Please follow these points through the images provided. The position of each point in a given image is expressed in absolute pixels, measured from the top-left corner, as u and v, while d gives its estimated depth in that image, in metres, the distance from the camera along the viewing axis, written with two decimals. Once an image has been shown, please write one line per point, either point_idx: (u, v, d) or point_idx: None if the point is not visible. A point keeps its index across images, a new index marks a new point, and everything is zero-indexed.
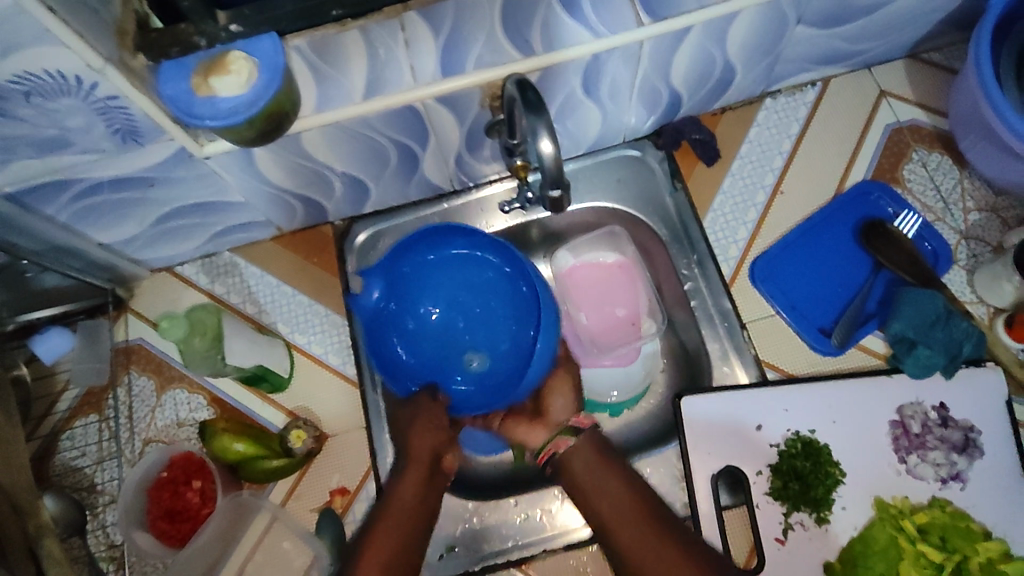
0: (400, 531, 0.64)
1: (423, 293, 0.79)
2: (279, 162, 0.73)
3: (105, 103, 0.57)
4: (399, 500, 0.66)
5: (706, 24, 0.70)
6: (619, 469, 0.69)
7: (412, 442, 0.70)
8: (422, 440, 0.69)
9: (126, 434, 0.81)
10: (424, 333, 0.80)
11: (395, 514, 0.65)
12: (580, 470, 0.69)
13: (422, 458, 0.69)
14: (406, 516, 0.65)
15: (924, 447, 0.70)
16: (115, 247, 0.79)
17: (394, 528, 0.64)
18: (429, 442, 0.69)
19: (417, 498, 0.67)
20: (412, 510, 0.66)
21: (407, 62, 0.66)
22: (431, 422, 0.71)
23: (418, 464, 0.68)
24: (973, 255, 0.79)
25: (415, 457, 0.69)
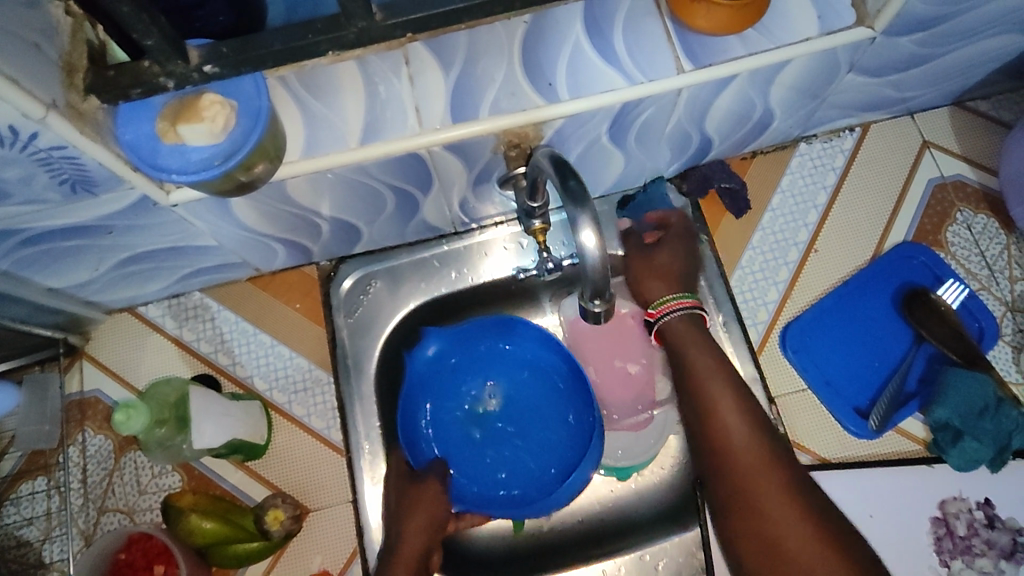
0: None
1: (470, 377, 0.77)
2: (260, 208, 0.64)
3: (49, 154, 0.47)
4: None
5: (752, 72, 0.61)
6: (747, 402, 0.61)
7: (406, 525, 0.65)
8: (419, 521, 0.66)
9: (77, 501, 0.72)
10: (450, 419, 0.76)
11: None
12: (690, 348, 0.64)
13: (417, 540, 0.65)
14: None
15: (970, 551, 0.65)
16: (66, 292, 0.69)
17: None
18: (411, 542, 0.64)
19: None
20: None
21: (411, 101, 0.59)
22: (431, 502, 0.67)
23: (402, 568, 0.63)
24: (1019, 330, 0.73)
25: (399, 559, 0.63)
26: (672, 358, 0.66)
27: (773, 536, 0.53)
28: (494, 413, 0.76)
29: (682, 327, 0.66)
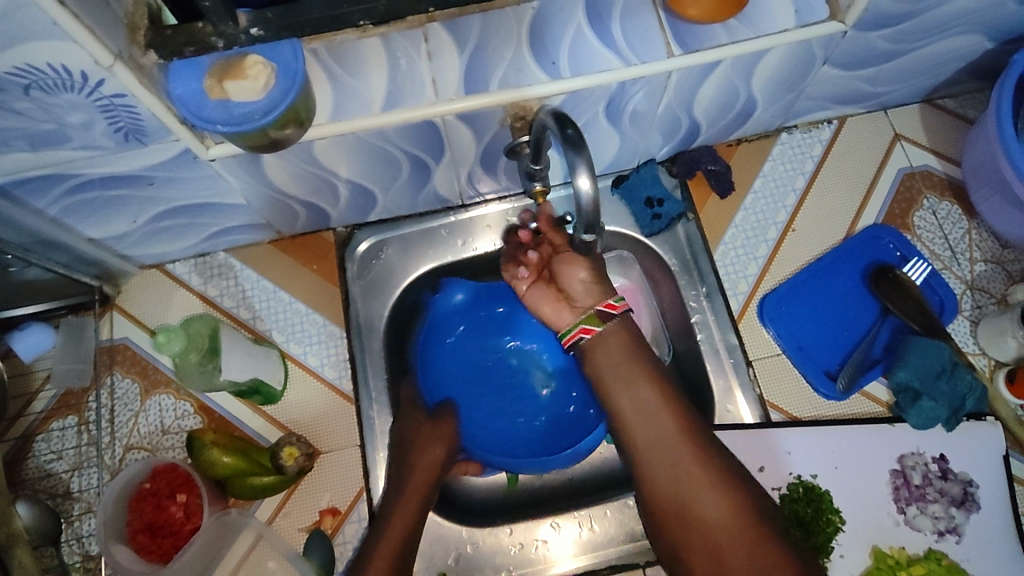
0: (407, 535, 0.69)
1: (494, 332, 0.87)
2: (287, 168, 0.70)
3: (110, 101, 0.54)
4: (405, 508, 0.70)
5: (735, 59, 0.68)
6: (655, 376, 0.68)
7: (419, 455, 0.74)
8: (430, 452, 0.75)
9: (106, 439, 0.77)
10: (472, 367, 0.87)
11: (402, 519, 0.70)
12: (612, 347, 0.69)
13: (425, 466, 0.74)
14: (409, 525, 0.70)
15: (924, 499, 0.71)
16: (104, 243, 0.75)
17: (404, 530, 0.69)
18: (432, 454, 0.75)
19: (421, 506, 0.71)
20: (414, 519, 0.70)
21: (429, 75, 0.66)
22: (439, 436, 0.77)
23: (422, 474, 0.73)
24: (977, 306, 0.80)
25: (420, 467, 0.73)
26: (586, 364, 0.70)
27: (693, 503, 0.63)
28: (510, 367, 0.87)
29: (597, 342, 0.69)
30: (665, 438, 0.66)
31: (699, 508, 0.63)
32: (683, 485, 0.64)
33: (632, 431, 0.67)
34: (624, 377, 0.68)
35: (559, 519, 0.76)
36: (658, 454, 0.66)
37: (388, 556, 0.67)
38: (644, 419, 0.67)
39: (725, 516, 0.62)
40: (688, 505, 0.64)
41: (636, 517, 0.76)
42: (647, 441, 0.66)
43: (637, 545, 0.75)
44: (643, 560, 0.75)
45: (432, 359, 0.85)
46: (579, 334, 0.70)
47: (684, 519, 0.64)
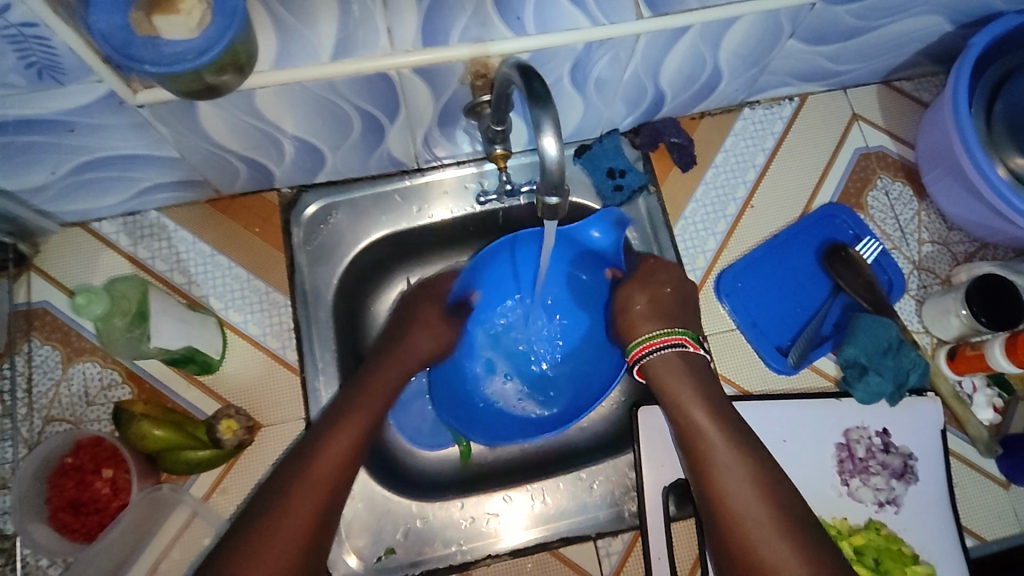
0: (342, 459, 0.61)
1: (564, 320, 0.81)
2: (226, 119, 0.65)
3: (19, 30, 0.48)
4: (347, 427, 0.64)
5: (704, 26, 0.66)
6: (708, 399, 0.65)
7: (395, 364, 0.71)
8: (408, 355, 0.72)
9: (23, 411, 0.71)
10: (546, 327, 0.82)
11: (344, 435, 0.63)
12: (682, 395, 0.65)
13: (381, 390, 0.69)
14: (341, 449, 0.62)
15: (867, 471, 0.73)
16: (18, 196, 0.68)
17: (343, 448, 0.62)
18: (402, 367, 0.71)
19: (364, 437, 0.64)
20: (354, 452, 0.62)
21: (384, 25, 0.59)
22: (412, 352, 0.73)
23: (374, 392, 0.68)
24: (923, 285, 0.82)
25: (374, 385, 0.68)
26: (660, 399, 0.67)
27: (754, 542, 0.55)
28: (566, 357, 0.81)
29: (669, 356, 0.68)
30: (745, 506, 0.57)
31: (753, 541, 0.56)
32: (745, 521, 0.57)
33: (707, 498, 0.60)
34: (705, 433, 0.62)
35: (512, 493, 0.75)
36: (732, 525, 0.57)
37: (322, 476, 0.60)
38: (710, 445, 0.61)
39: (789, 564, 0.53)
40: (752, 558, 0.55)
41: (589, 490, 0.75)
42: (732, 507, 0.58)
43: (590, 519, 0.74)
44: (594, 532, 0.74)
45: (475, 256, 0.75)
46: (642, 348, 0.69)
47: (738, 551, 0.56)
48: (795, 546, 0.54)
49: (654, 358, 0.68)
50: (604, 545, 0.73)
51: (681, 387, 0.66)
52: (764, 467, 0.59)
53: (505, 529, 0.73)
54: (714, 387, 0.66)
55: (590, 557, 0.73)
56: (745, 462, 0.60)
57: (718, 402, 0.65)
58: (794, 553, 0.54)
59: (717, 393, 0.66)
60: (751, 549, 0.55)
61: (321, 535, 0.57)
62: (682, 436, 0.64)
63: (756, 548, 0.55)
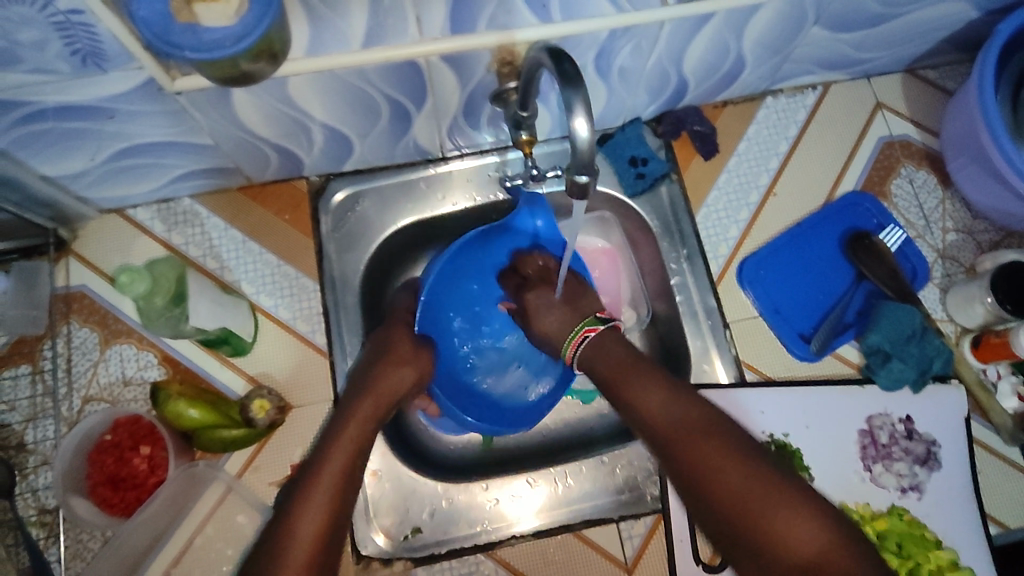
0: (345, 471, 0.59)
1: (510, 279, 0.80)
2: (259, 106, 0.66)
3: (66, 17, 0.50)
4: (341, 443, 0.61)
5: (728, 13, 0.67)
6: (642, 363, 0.63)
7: (391, 372, 0.69)
8: (401, 373, 0.69)
9: (63, 390, 0.73)
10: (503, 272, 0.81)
11: (343, 449, 0.60)
12: (610, 362, 0.65)
13: (375, 400, 0.67)
14: (352, 451, 0.61)
15: (890, 457, 0.73)
16: (60, 182, 0.70)
17: (342, 462, 0.59)
18: (395, 375, 0.69)
19: (360, 445, 0.62)
20: (359, 450, 0.61)
21: (414, 14, 0.60)
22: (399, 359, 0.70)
23: (375, 399, 0.67)
24: (947, 274, 0.82)
25: (374, 391, 0.67)
26: (595, 377, 0.66)
27: (714, 471, 0.53)
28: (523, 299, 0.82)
29: (602, 338, 0.68)
30: (688, 425, 0.57)
31: (710, 476, 0.53)
32: (701, 455, 0.54)
33: (652, 429, 0.59)
34: (626, 377, 0.63)
35: (535, 476, 0.76)
36: (683, 444, 0.55)
37: (330, 484, 0.57)
38: (652, 405, 0.60)
39: (750, 483, 0.51)
40: (718, 487, 0.52)
41: (612, 473, 0.76)
42: (678, 428, 0.57)
43: (612, 502, 0.75)
44: (617, 515, 0.74)
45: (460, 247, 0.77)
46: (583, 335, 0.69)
47: (701, 486, 0.53)
48: (745, 465, 0.52)
49: (583, 351, 0.69)
50: (626, 528, 0.74)
51: (604, 356, 0.67)
52: (699, 403, 0.58)
53: (519, 512, 0.75)
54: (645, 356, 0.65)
55: (612, 539, 0.74)
56: (682, 404, 0.58)
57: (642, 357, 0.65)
58: (743, 476, 0.52)
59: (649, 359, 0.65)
60: (715, 480, 0.53)
61: (341, 522, 0.55)
62: (614, 395, 0.63)
63: (716, 471, 0.53)
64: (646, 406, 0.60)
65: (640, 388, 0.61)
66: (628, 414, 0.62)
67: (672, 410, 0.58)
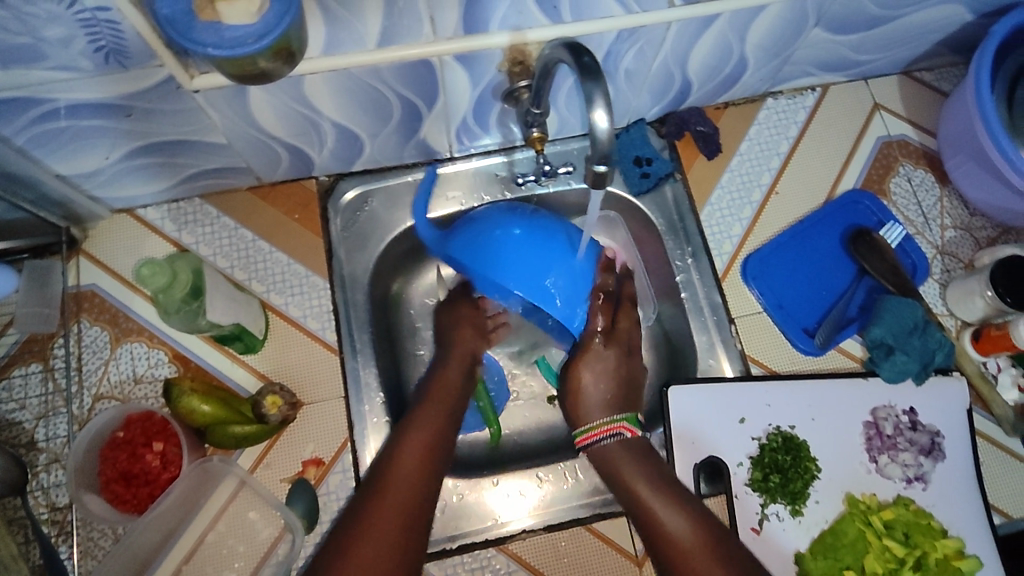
0: (429, 449, 0.67)
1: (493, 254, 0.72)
2: (274, 105, 0.67)
3: (92, 15, 0.51)
4: (429, 417, 0.70)
5: (733, 14, 0.68)
6: (662, 482, 0.66)
7: (456, 333, 0.80)
8: (463, 345, 0.79)
9: (74, 388, 0.73)
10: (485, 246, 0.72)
11: (428, 424, 0.69)
12: (625, 467, 0.68)
13: (450, 388, 0.74)
14: (443, 407, 0.72)
15: (894, 448, 0.74)
16: (73, 180, 0.71)
17: (430, 436, 0.68)
18: (466, 340, 0.79)
19: (454, 399, 0.73)
20: (445, 407, 0.72)
21: (428, 13, 0.61)
22: (461, 356, 0.78)
23: (449, 380, 0.75)
24: (946, 269, 0.83)
25: (455, 354, 0.78)
26: (610, 482, 0.69)
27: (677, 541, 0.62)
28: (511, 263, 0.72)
29: (617, 449, 0.70)
30: (692, 547, 0.61)
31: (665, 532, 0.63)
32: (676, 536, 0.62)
33: (657, 547, 0.63)
34: (645, 494, 0.66)
35: (546, 472, 0.77)
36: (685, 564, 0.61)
37: (415, 457, 0.65)
38: (659, 516, 0.64)
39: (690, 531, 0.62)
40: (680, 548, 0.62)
41: None
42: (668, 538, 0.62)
43: None
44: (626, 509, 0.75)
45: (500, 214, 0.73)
46: (600, 433, 0.71)
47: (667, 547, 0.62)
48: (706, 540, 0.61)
49: (609, 442, 0.70)
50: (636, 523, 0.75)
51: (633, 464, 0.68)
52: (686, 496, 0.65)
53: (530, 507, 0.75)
54: (669, 477, 0.68)
55: (623, 533, 0.74)
56: (677, 510, 0.64)
57: (658, 466, 0.68)
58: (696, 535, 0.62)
59: (663, 473, 0.68)
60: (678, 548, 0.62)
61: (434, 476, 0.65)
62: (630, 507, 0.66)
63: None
64: (653, 516, 0.64)
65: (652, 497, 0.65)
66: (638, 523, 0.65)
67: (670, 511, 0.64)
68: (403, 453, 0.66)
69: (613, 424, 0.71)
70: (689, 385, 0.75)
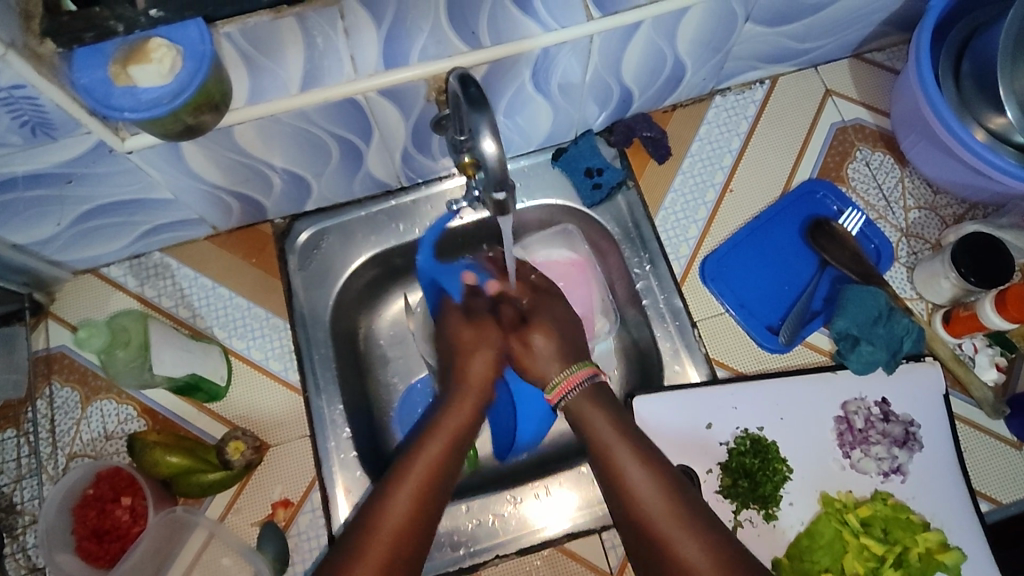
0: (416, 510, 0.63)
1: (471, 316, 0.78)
2: (211, 157, 0.69)
3: (9, 93, 0.52)
4: (416, 468, 0.65)
5: (655, 19, 0.68)
6: (637, 442, 0.66)
7: (473, 358, 0.76)
8: (480, 359, 0.75)
9: (47, 450, 0.75)
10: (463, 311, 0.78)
11: (439, 441, 0.68)
12: (598, 423, 0.67)
13: (477, 385, 0.75)
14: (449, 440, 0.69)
15: (867, 441, 0.72)
16: (30, 248, 0.73)
17: (440, 451, 0.67)
18: (477, 361, 0.76)
19: (459, 429, 0.70)
20: (451, 441, 0.69)
21: (347, 51, 0.62)
22: (476, 378, 0.75)
23: (469, 389, 0.74)
24: (912, 252, 0.81)
25: (473, 380, 0.75)
26: (580, 431, 0.69)
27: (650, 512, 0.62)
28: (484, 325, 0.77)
29: (585, 402, 0.69)
30: (658, 517, 0.61)
31: (637, 500, 0.62)
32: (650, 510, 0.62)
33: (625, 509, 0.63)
34: (615, 448, 0.65)
35: (517, 494, 0.76)
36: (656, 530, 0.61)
37: (417, 483, 0.64)
38: (632, 477, 0.64)
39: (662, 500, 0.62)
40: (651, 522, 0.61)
41: (591, 484, 0.76)
42: (641, 506, 0.62)
43: (594, 512, 0.75)
44: (598, 525, 0.75)
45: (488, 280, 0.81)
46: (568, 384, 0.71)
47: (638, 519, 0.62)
48: (680, 515, 0.61)
49: (572, 397, 0.70)
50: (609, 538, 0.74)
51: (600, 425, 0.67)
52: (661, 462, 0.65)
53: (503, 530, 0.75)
54: (641, 437, 0.67)
55: (596, 550, 0.74)
56: (650, 476, 0.63)
57: (625, 420, 0.68)
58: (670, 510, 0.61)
59: (644, 439, 0.67)
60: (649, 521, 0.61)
61: (426, 517, 0.63)
62: (597, 457, 0.66)
63: (684, 557, 0.59)
64: (623, 478, 0.64)
65: (628, 460, 0.65)
66: (607, 488, 0.65)
67: (642, 475, 0.64)
68: (395, 497, 0.63)
69: (584, 368, 0.71)
70: (654, 395, 0.74)
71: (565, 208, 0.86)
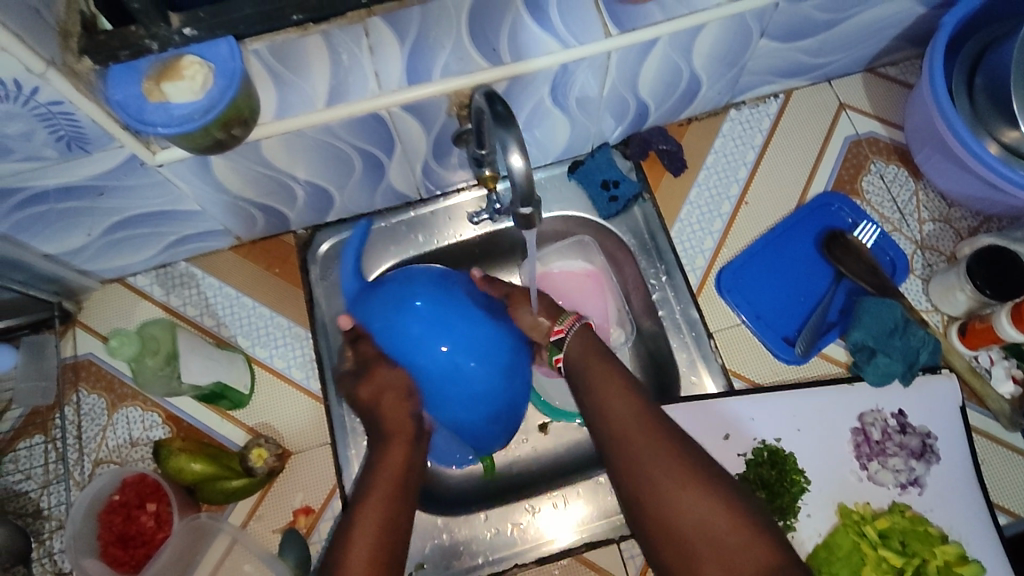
0: (390, 503, 0.64)
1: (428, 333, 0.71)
2: (238, 170, 0.70)
3: (48, 109, 0.54)
4: (373, 502, 0.64)
5: (672, 36, 0.69)
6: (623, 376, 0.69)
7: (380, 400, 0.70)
8: (390, 400, 0.70)
9: (74, 455, 0.77)
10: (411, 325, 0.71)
11: (386, 478, 0.66)
12: (583, 354, 0.70)
13: (399, 422, 0.70)
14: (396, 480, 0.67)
15: (884, 453, 0.73)
16: (61, 259, 0.75)
17: (387, 489, 0.65)
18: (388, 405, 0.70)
19: (403, 468, 0.67)
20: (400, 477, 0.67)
21: (372, 68, 0.64)
22: (394, 423, 0.69)
23: (398, 434, 0.69)
24: (928, 264, 0.82)
25: (391, 426, 0.69)
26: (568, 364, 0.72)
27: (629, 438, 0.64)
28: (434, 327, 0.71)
29: (581, 337, 0.72)
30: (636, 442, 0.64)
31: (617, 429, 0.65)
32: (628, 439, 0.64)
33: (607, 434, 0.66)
34: (591, 373, 0.69)
35: (535, 503, 0.77)
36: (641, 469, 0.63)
37: (378, 507, 0.64)
38: (610, 406, 0.67)
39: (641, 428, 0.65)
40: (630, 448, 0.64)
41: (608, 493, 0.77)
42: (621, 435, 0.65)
43: (611, 521, 0.76)
44: (616, 535, 0.75)
45: (435, 276, 0.73)
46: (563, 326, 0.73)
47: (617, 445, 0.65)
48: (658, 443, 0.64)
49: (573, 337, 0.72)
50: (626, 548, 0.75)
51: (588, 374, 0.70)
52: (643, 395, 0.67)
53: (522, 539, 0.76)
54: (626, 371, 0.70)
55: (614, 559, 0.74)
56: (628, 405, 0.66)
57: (614, 359, 0.71)
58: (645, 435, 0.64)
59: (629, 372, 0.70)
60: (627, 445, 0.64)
61: (398, 539, 0.63)
62: (581, 388, 0.69)
63: (660, 501, 0.61)
64: (604, 406, 0.67)
65: (611, 393, 0.67)
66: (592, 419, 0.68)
67: (623, 405, 0.66)
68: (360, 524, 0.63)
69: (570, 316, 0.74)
70: (672, 406, 0.75)
71: (580, 220, 0.87)
